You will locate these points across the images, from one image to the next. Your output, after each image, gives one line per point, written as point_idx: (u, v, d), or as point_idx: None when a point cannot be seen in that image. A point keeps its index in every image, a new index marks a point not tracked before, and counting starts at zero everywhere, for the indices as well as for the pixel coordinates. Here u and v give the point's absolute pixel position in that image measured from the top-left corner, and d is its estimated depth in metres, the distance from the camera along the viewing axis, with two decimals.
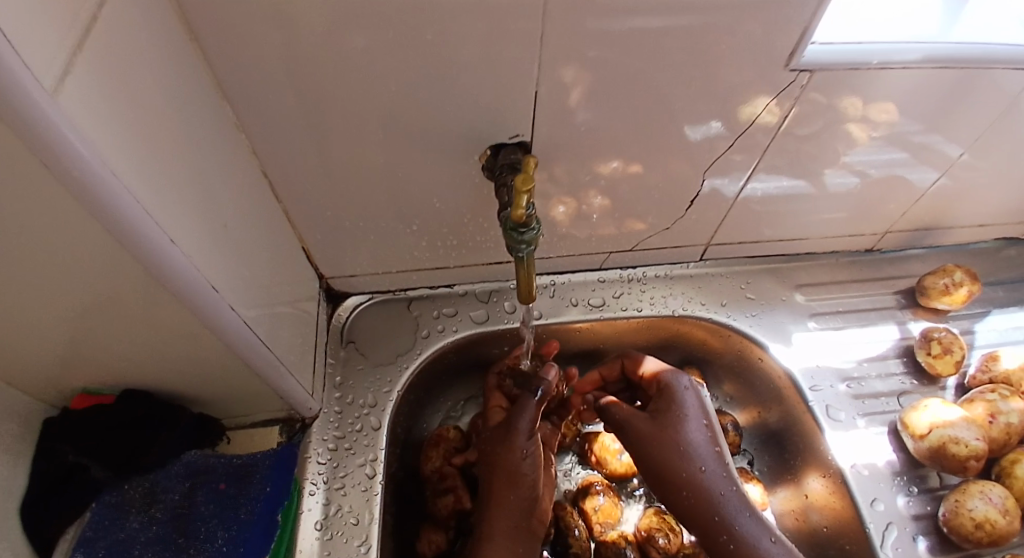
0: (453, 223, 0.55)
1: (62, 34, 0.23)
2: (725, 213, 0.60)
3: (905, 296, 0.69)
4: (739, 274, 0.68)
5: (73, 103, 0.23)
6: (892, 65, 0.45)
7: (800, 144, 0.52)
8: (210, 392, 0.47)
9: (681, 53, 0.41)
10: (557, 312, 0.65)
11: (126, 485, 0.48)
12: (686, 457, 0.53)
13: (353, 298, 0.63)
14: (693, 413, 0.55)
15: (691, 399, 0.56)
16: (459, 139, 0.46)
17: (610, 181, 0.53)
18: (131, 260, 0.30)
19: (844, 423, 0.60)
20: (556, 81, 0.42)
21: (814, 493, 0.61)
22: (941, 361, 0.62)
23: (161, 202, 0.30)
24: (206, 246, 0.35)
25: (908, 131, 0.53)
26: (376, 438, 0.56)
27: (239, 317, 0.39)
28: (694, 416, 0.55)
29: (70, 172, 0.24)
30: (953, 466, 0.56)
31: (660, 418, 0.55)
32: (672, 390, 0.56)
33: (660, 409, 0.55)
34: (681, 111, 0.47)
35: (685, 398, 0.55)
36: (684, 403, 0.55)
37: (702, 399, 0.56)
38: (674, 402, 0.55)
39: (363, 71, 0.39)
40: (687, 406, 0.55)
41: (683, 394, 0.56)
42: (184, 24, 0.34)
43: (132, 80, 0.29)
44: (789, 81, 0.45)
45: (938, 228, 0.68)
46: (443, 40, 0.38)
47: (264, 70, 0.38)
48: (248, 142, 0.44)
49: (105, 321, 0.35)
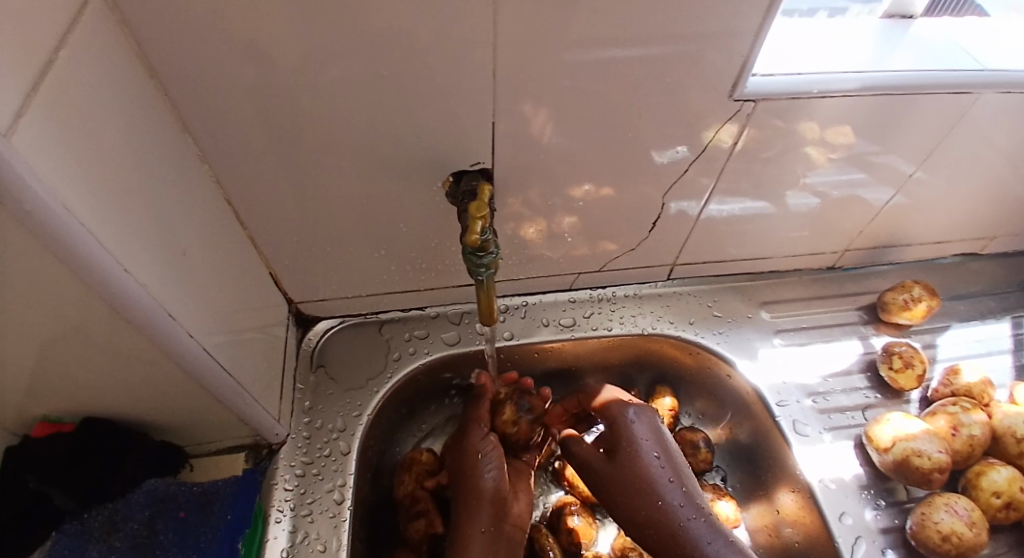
0: (421, 247, 0.56)
1: (15, 75, 0.23)
2: (688, 234, 0.62)
3: (867, 311, 0.71)
4: (707, 292, 0.70)
5: (27, 143, 0.24)
6: (830, 94, 0.47)
7: (756, 166, 0.54)
8: (173, 421, 0.46)
9: (632, 82, 0.43)
10: (528, 333, 0.66)
11: (86, 514, 0.47)
12: (648, 490, 0.54)
13: (323, 322, 0.63)
14: (644, 443, 0.56)
15: (640, 430, 0.57)
16: (422, 165, 0.47)
17: (572, 203, 0.55)
18: (84, 290, 0.30)
19: (810, 437, 0.61)
20: (513, 111, 0.44)
21: (786, 508, 0.61)
22: (903, 375, 0.64)
23: (116, 233, 0.31)
24: (164, 274, 0.36)
25: (861, 151, 0.55)
26: (346, 462, 0.55)
27: (200, 345, 0.39)
28: (646, 446, 0.56)
29: (22, 209, 0.25)
30: (918, 479, 0.57)
31: (617, 454, 0.57)
32: (623, 422, 0.58)
33: (616, 445, 0.57)
34: (636, 137, 0.49)
35: (633, 430, 0.57)
36: (635, 434, 0.57)
37: (655, 427, 0.58)
38: (624, 436, 0.57)
39: (324, 102, 0.40)
40: (637, 436, 0.57)
41: (633, 425, 0.57)
42: (144, 61, 0.36)
43: (90, 118, 0.30)
44: (736, 110, 0.47)
45: (896, 245, 0.71)
46: (399, 75, 0.39)
47: (225, 104, 0.39)
48: (213, 172, 0.45)
49: (61, 352, 0.35)
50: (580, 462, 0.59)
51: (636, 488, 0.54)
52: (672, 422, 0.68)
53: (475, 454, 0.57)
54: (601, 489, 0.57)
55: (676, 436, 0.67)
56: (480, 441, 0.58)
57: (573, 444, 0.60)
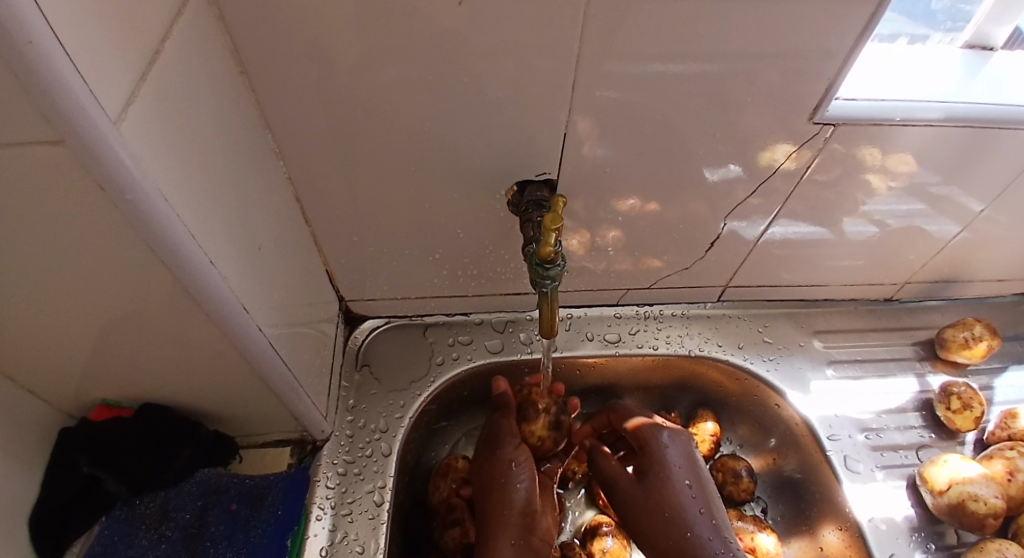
0: (475, 253, 0.56)
1: (130, 61, 0.24)
2: (744, 256, 0.60)
3: (924, 348, 0.68)
4: (756, 317, 0.68)
5: (133, 131, 0.24)
6: (915, 122, 0.46)
7: (821, 191, 0.53)
8: (226, 411, 0.47)
9: (707, 98, 0.43)
10: (572, 346, 0.65)
11: (138, 501, 0.48)
12: (672, 521, 0.52)
13: (369, 321, 0.63)
14: (677, 470, 0.54)
15: (674, 453, 0.55)
16: (488, 172, 0.47)
17: (630, 218, 0.54)
18: (170, 278, 0.30)
19: (862, 475, 0.59)
20: (584, 123, 0.44)
21: (830, 545, 0.59)
22: (961, 416, 0.61)
23: (203, 223, 0.31)
24: (239, 266, 0.36)
25: (929, 183, 0.54)
26: (386, 464, 0.55)
27: (264, 338, 0.39)
28: (679, 474, 0.54)
29: (123, 196, 0.25)
30: (971, 523, 0.55)
31: (647, 480, 0.55)
32: (654, 443, 0.56)
33: (646, 469, 0.55)
34: (705, 155, 0.48)
35: (667, 454, 0.55)
36: (669, 459, 0.55)
37: (689, 454, 0.56)
38: (657, 458, 0.55)
39: (400, 104, 0.40)
40: (671, 461, 0.55)
41: (665, 448, 0.56)
42: (235, 57, 0.36)
43: (187, 109, 0.30)
44: (814, 134, 0.47)
45: (958, 281, 0.68)
46: (478, 81, 0.39)
47: (305, 101, 0.40)
48: (284, 168, 0.45)
49: (135, 337, 0.36)
50: (605, 485, 0.58)
51: (663, 517, 0.52)
52: (712, 448, 0.66)
53: (508, 464, 0.55)
54: (624, 515, 0.55)
55: (718, 462, 0.65)
56: (512, 450, 0.56)
57: (600, 459, 0.59)
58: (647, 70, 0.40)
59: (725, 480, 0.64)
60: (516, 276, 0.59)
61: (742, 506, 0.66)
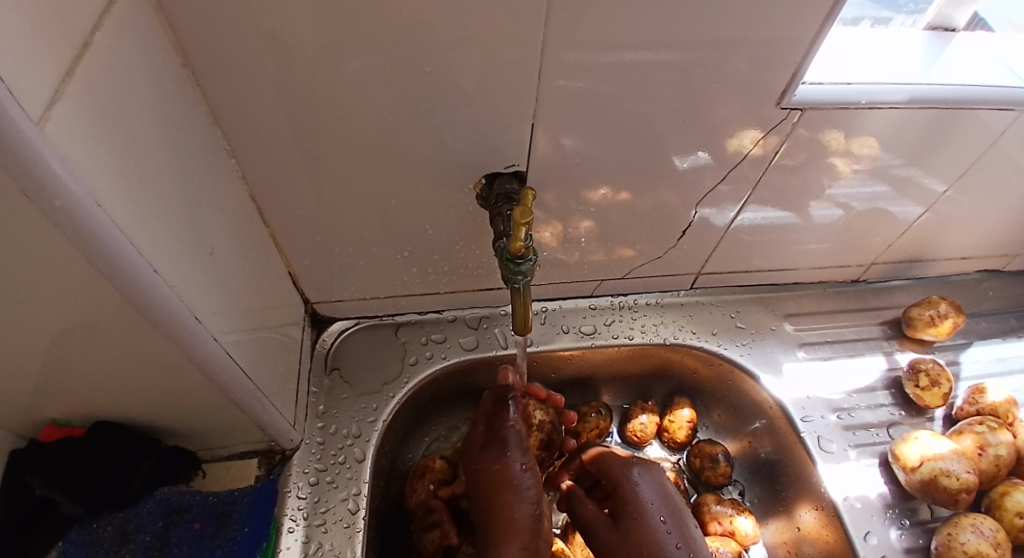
0: (445, 250, 0.54)
1: (52, 59, 0.22)
2: (715, 243, 0.60)
3: (891, 327, 0.70)
4: (729, 303, 0.69)
5: (61, 130, 0.22)
6: (881, 105, 0.47)
7: (787, 176, 0.53)
8: (187, 425, 0.45)
9: (675, 88, 0.42)
10: (548, 339, 0.64)
11: (94, 524, 0.45)
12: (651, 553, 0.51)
13: (338, 323, 0.61)
14: (650, 506, 0.54)
15: (647, 490, 0.55)
16: (454, 167, 0.46)
17: (601, 208, 0.53)
18: (112, 290, 0.28)
19: (836, 455, 0.60)
20: (553, 113, 0.43)
21: (807, 525, 0.60)
22: (929, 393, 0.63)
23: (147, 230, 0.29)
24: (191, 274, 0.34)
25: (891, 166, 0.54)
26: (360, 470, 0.54)
27: (222, 347, 0.37)
28: (653, 509, 0.54)
29: (51, 203, 0.23)
30: (945, 499, 0.56)
31: (622, 521, 0.54)
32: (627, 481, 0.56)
33: (621, 510, 0.55)
34: (674, 144, 0.47)
35: (640, 491, 0.55)
36: (641, 494, 0.55)
37: (662, 489, 0.56)
38: (631, 497, 0.55)
39: (359, 99, 0.39)
40: (644, 497, 0.55)
41: (638, 487, 0.55)
42: (178, 49, 0.34)
43: (124, 107, 0.28)
44: (782, 119, 0.46)
45: (921, 260, 0.70)
46: (441, 72, 0.38)
47: (258, 97, 0.38)
48: (238, 167, 0.43)
49: (79, 353, 0.33)
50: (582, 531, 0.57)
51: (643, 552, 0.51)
52: (689, 435, 0.67)
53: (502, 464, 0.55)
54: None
55: (695, 449, 0.66)
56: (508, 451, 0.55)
57: (577, 503, 0.58)
58: (616, 58, 0.39)
59: (703, 467, 0.65)
60: (488, 271, 0.58)
61: (720, 491, 0.67)
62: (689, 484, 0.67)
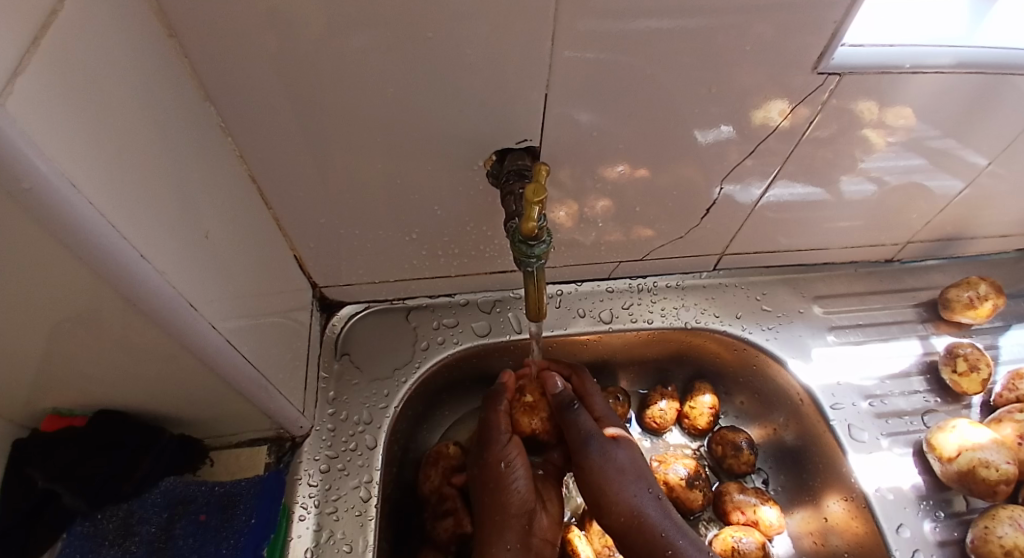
0: (454, 231, 0.52)
1: (19, 30, 0.19)
2: (741, 222, 0.57)
3: (927, 309, 0.66)
4: (755, 285, 0.65)
5: (27, 104, 0.20)
6: (924, 69, 0.42)
7: (818, 149, 0.49)
8: (191, 414, 0.44)
9: (698, 56, 0.38)
10: (564, 324, 0.62)
11: (99, 515, 0.45)
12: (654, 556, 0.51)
13: (347, 307, 0.60)
14: (627, 481, 0.53)
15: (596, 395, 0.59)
16: (463, 145, 0.43)
17: (618, 186, 0.50)
18: (92, 276, 0.27)
19: (867, 444, 0.58)
20: (567, 86, 0.39)
21: (834, 515, 0.58)
22: (967, 379, 0.60)
23: (129, 213, 0.27)
24: (181, 259, 0.32)
25: (927, 137, 0.50)
26: (371, 458, 0.53)
27: (220, 337, 0.36)
28: (622, 485, 0.53)
29: (18, 184, 0.21)
30: (982, 490, 0.53)
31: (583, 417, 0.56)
32: (584, 435, 0.55)
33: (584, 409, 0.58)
34: (698, 116, 0.44)
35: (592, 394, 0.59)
36: (603, 460, 0.54)
37: (636, 461, 0.55)
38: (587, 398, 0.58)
39: (360, 75, 0.36)
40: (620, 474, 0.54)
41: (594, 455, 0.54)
42: (162, 20, 0.31)
43: (98, 79, 0.25)
44: (819, 85, 0.42)
45: (961, 238, 0.66)
46: (445, 39, 0.34)
47: (254, 71, 0.35)
48: (235, 146, 0.41)
49: (77, 345, 0.32)
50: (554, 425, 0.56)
51: None
52: (711, 421, 0.65)
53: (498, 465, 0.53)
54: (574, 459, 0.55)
55: (717, 436, 0.64)
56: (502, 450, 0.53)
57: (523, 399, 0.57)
58: (637, 25, 0.35)
59: (725, 454, 0.63)
60: (500, 253, 0.56)
61: (743, 479, 0.65)
62: (711, 471, 0.66)
